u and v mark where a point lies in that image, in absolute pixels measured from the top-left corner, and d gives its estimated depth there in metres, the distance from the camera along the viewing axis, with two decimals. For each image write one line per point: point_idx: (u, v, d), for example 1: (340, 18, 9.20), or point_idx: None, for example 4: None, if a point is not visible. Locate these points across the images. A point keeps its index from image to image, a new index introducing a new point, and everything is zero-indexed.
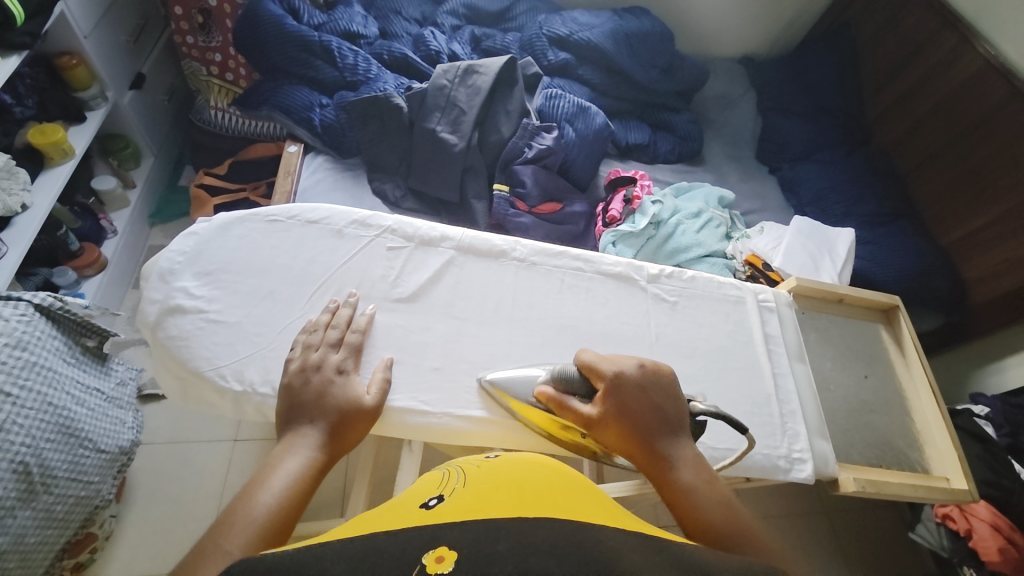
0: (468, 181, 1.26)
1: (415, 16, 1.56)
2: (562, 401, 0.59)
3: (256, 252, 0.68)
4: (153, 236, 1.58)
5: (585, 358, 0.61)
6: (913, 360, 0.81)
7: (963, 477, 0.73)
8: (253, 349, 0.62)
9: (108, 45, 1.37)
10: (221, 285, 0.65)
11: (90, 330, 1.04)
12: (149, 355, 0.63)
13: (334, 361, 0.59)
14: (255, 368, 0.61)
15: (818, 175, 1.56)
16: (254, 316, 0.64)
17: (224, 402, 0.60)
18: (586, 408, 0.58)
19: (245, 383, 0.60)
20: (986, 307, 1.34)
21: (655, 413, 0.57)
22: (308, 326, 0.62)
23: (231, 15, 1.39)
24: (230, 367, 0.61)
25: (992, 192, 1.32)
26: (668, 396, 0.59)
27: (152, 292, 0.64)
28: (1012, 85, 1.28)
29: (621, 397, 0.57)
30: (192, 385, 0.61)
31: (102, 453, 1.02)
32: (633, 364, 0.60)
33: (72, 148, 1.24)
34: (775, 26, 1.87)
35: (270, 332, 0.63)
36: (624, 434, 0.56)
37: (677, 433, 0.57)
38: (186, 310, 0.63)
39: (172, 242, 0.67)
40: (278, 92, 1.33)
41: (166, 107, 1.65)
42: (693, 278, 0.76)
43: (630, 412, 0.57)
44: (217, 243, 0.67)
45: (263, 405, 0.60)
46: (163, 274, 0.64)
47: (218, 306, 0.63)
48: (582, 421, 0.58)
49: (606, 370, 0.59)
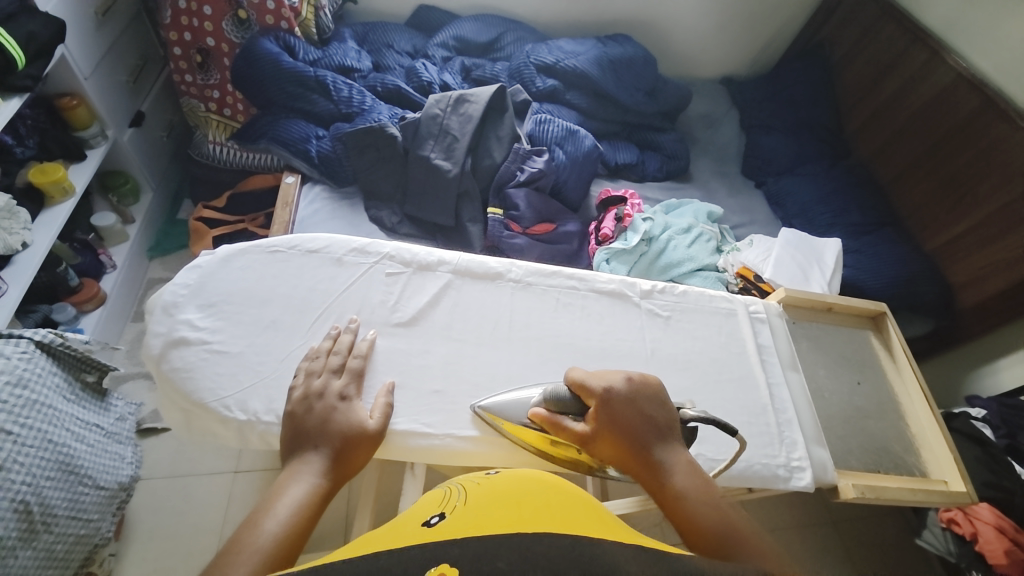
0: (463, 205, 1.29)
1: (407, 49, 1.63)
2: (555, 421, 0.60)
3: (258, 283, 0.69)
4: (152, 269, 1.60)
5: (575, 376, 0.61)
6: (904, 365, 0.82)
7: (961, 479, 0.74)
8: (256, 378, 0.63)
9: (108, 86, 1.41)
10: (224, 316, 0.66)
11: (90, 365, 1.05)
12: (154, 388, 0.64)
13: (336, 387, 0.60)
14: (258, 397, 0.61)
15: (803, 188, 1.60)
16: (257, 345, 0.65)
17: (229, 432, 0.61)
18: (579, 426, 0.59)
19: (249, 412, 0.61)
20: (974, 310, 1.37)
21: (645, 420, 0.58)
22: (310, 354, 0.63)
23: (229, 53, 1.43)
24: (234, 397, 0.61)
25: (971, 198, 1.36)
26: (658, 404, 0.60)
27: (157, 325, 0.65)
28: (984, 96, 1.34)
29: (612, 409, 0.58)
30: (196, 416, 0.62)
31: (101, 490, 1.01)
32: (621, 377, 0.61)
33: (72, 186, 1.27)
34: (753, 48, 1.95)
35: (272, 360, 0.64)
36: (618, 445, 0.57)
37: (667, 439, 0.58)
38: (191, 342, 0.64)
39: (176, 276, 0.68)
40: (275, 126, 1.37)
41: (165, 143, 1.69)
42: (685, 293, 0.78)
43: (621, 423, 0.58)
44: (220, 275, 0.69)
45: (267, 432, 0.60)
46: (167, 307, 0.66)
47: (221, 337, 0.65)
48: (576, 439, 0.59)
49: (595, 387, 0.60)
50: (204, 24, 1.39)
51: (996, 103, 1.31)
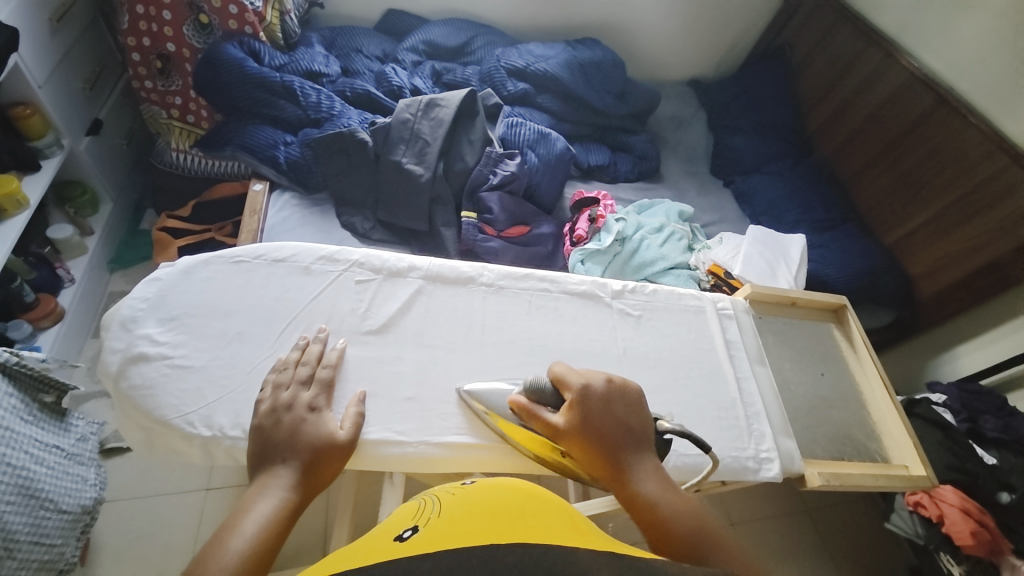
0: (436, 210, 1.28)
1: (376, 54, 1.62)
2: (532, 410, 0.59)
3: (222, 294, 0.67)
4: (113, 282, 1.54)
5: (557, 370, 0.63)
6: (864, 355, 0.85)
7: (921, 463, 0.76)
8: (222, 393, 0.61)
9: (62, 93, 1.35)
10: (186, 330, 0.64)
11: (48, 385, 1.00)
12: (112, 406, 0.61)
13: (305, 399, 0.59)
14: (224, 412, 0.60)
15: (769, 186, 1.66)
16: (222, 358, 0.63)
17: (193, 449, 0.59)
18: (555, 417, 0.59)
19: (214, 427, 0.59)
20: (932, 300, 1.43)
21: (620, 426, 0.58)
22: (277, 365, 0.61)
23: (191, 59, 1.39)
24: (198, 414, 0.59)
25: (926, 193, 1.42)
26: (633, 410, 0.60)
27: (114, 341, 0.62)
28: (935, 95, 1.40)
29: (587, 409, 0.58)
30: (158, 434, 0.59)
31: (64, 514, 0.96)
32: (600, 378, 0.62)
33: (26, 199, 1.21)
34: (718, 51, 2.01)
35: (238, 373, 0.62)
36: (591, 447, 0.57)
37: (640, 446, 0.58)
38: (151, 358, 0.61)
39: (134, 289, 0.66)
40: (241, 132, 1.34)
41: (125, 151, 1.63)
42: (655, 292, 0.79)
43: (597, 424, 0.58)
44: (181, 287, 0.67)
45: (234, 448, 0.58)
46: (125, 322, 0.63)
47: (184, 351, 0.63)
48: (550, 430, 0.58)
49: (575, 382, 0.61)
50: (163, 29, 1.35)
51: (947, 101, 1.37)
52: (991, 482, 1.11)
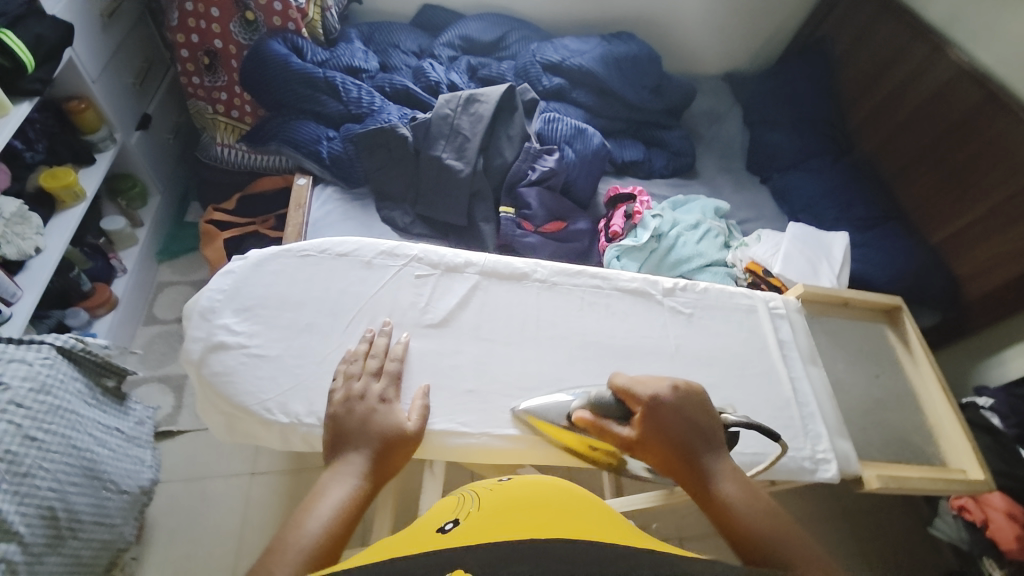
0: (476, 205, 1.30)
1: (413, 49, 1.64)
2: (600, 425, 0.60)
3: (291, 286, 0.69)
4: (161, 272, 1.60)
5: (619, 383, 0.63)
6: (920, 357, 0.80)
7: (980, 468, 0.72)
8: (295, 381, 0.63)
9: (115, 88, 1.40)
10: (259, 320, 0.66)
11: (109, 370, 1.06)
12: (194, 391, 0.64)
13: (376, 390, 0.61)
14: (299, 400, 0.62)
15: (808, 183, 1.63)
16: (294, 348, 0.65)
17: (271, 434, 0.62)
18: (624, 430, 0.60)
19: (291, 414, 0.61)
20: (980, 301, 1.38)
21: (694, 433, 0.59)
22: (347, 357, 0.63)
23: (236, 55, 1.43)
24: (275, 401, 0.62)
25: (974, 191, 1.37)
26: (702, 411, 0.61)
27: (195, 330, 0.65)
28: (986, 90, 1.35)
29: (659, 419, 0.59)
30: (238, 419, 0.62)
31: (124, 494, 1.03)
32: (666, 386, 0.62)
33: (82, 191, 1.26)
34: (756, 44, 1.96)
35: (310, 363, 0.64)
36: (665, 455, 0.58)
37: (716, 451, 0.59)
38: (229, 346, 0.64)
39: (211, 281, 0.68)
40: (285, 127, 1.37)
41: (172, 145, 1.69)
42: (707, 290, 0.77)
43: (668, 431, 0.59)
44: (253, 279, 0.69)
45: (309, 435, 0.61)
46: (205, 313, 0.65)
47: (260, 341, 0.65)
48: (621, 443, 0.60)
49: (641, 394, 0.61)
50: (211, 27, 1.39)
51: (997, 98, 1.32)
52: None
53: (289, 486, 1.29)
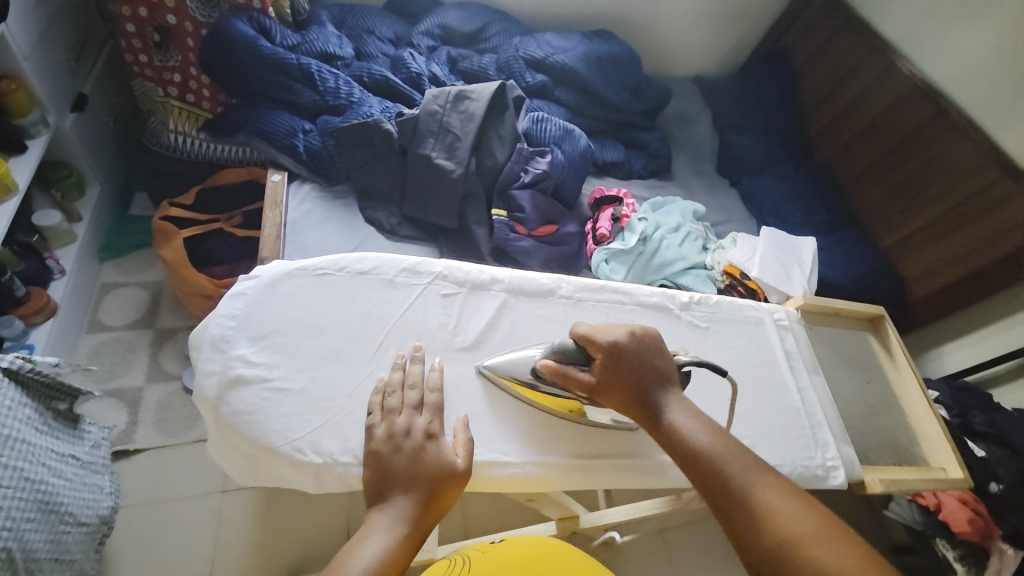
0: (467, 207, 1.26)
1: (389, 36, 1.55)
2: (563, 372, 0.63)
3: (311, 310, 0.64)
4: (104, 272, 1.44)
5: (581, 331, 0.65)
6: (902, 364, 0.87)
7: (958, 466, 0.80)
8: (326, 417, 0.59)
9: (47, 66, 1.23)
10: (280, 349, 0.61)
11: (61, 391, 0.94)
12: (209, 430, 0.59)
13: (421, 425, 0.58)
14: (333, 437, 0.58)
15: (776, 188, 1.72)
16: (320, 379, 0.61)
17: (304, 476, 0.57)
18: (586, 374, 0.63)
19: (325, 454, 0.57)
20: (923, 301, 1.53)
21: (649, 370, 0.64)
22: (381, 387, 0.60)
23: (193, 34, 1.28)
24: (306, 440, 0.58)
25: (922, 200, 1.51)
26: (659, 355, 0.65)
27: (208, 363, 0.59)
28: (936, 106, 1.47)
29: (618, 359, 0.63)
30: (265, 461, 0.58)
31: (83, 527, 0.92)
32: (623, 332, 0.65)
33: (14, 183, 1.11)
34: (725, 49, 2.02)
35: (340, 396, 0.60)
36: (623, 393, 0.62)
37: (666, 387, 0.64)
38: (249, 380, 0.59)
39: (219, 305, 0.62)
40: (256, 117, 1.26)
41: (111, 129, 1.50)
42: (719, 303, 0.79)
43: (624, 371, 0.63)
44: (268, 302, 0.63)
45: (346, 474, 0.57)
46: (217, 342, 0.60)
47: (282, 373, 0.60)
48: (585, 387, 0.63)
49: (602, 339, 0.64)
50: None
51: (945, 114, 1.45)
52: (983, 474, 1.19)
53: (266, 503, 1.21)
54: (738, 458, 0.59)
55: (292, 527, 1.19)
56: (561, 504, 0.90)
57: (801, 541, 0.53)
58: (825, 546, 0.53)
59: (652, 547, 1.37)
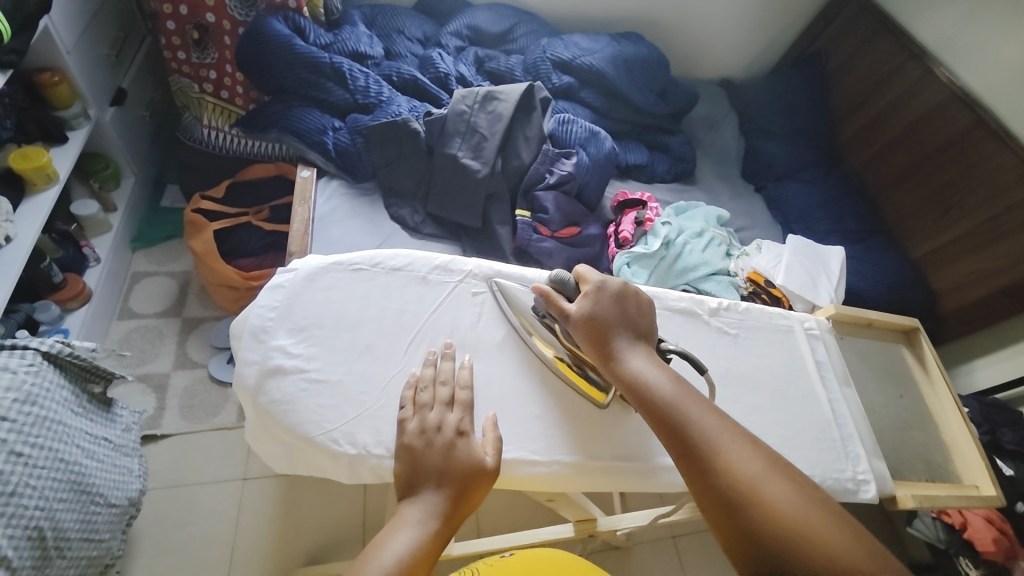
0: (491, 206, 1.26)
1: (418, 36, 1.56)
2: (552, 295, 0.67)
3: (346, 305, 0.65)
4: (135, 262, 1.48)
5: (581, 269, 0.69)
6: (936, 378, 0.85)
7: (991, 483, 0.78)
8: (360, 409, 0.60)
9: (90, 61, 1.27)
10: (317, 342, 0.62)
11: (96, 375, 0.97)
12: (247, 417, 0.61)
13: (452, 421, 0.59)
14: (366, 430, 0.59)
15: (802, 195, 1.69)
16: (355, 373, 0.62)
17: (339, 467, 0.58)
18: (570, 304, 0.66)
19: (358, 445, 0.58)
20: (955, 315, 1.49)
21: (622, 320, 0.65)
22: (413, 382, 0.61)
23: (230, 32, 1.32)
24: (341, 431, 0.58)
25: (957, 210, 1.47)
26: (638, 310, 0.66)
27: (248, 352, 0.61)
28: (976, 114, 1.43)
29: (599, 301, 0.65)
30: (300, 451, 0.59)
31: (113, 508, 0.95)
32: (616, 280, 0.68)
33: (56, 173, 1.15)
34: (754, 53, 2.00)
35: (373, 389, 0.61)
36: (593, 334, 0.64)
37: (636, 339, 0.65)
38: (287, 371, 0.60)
39: (259, 297, 0.64)
40: (287, 114, 1.29)
41: (147, 123, 1.55)
42: (748, 310, 0.78)
43: (601, 314, 0.64)
44: (306, 295, 0.65)
45: (379, 466, 0.58)
46: (257, 332, 0.62)
47: (318, 364, 0.61)
48: (564, 314, 0.66)
49: (594, 279, 0.67)
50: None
51: (985, 122, 1.41)
52: (1012, 494, 1.18)
53: (285, 491, 1.23)
54: (697, 410, 0.59)
55: (309, 517, 1.20)
56: (579, 505, 0.89)
57: (752, 487, 0.54)
58: (778, 495, 0.53)
59: (666, 554, 1.35)
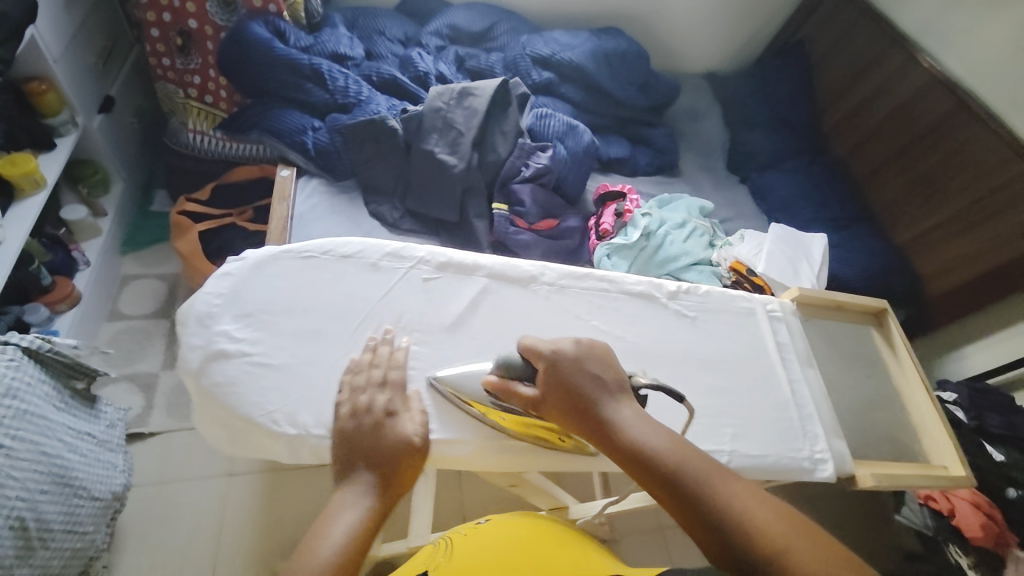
0: (468, 201, 1.27)
1: (399, 37, 1.58)
2: (507, 385, 0.62)
3: (296, 291, 0.67)
4: (125, 265, 1.51)
5: (525, 343, 0.64)
6: (906, 359, 0.84)
7: (961, 464, 0.76)
8: (304, 392, 0.61)
9: (78, 68, 1.31)
10: (263, 326, 0.64)
11: (79, 372, 0.99)
12: (192, 401, 0.61)
13: (382, 403, 0.60)
14: (308, 410, 0.60)
15: (788, 184, 1.67)
16: (301, 356, 0.63)
17: (280, 446, 0.60)
18: (530, 389, 0.62)
19: (299, 425, 0.59)
20: (941, 300, 1.47)
21: (595, 383, 0.61)
22: (351, 367, 0.62)
23: (213, 37, 1.35)
24: (282, 412, 0.60)
25: (941, 195, 1.45)
26: (603, 365, 0.63)
27: (192, 337, 0.62)
28: (956, 97, 1.42)
29: (561, 372, 0.61)
30: (246, 432, 0.60)
31: (96, 501, 0.97)
32: (567, 342, 0.64)
33: (43, 178, 1.18)
34: (739, 45, 1.99)
35: (318, 373, 0.62)
36: (570, 412, 0.60)
37: (616, 401, 0.61)
38: (231, 354, 0.61)
39: (207, 284, 0.65)
40: (266, 115, 1.31)
41: (136, 130, 1.58)
42: (709, 293, 0.78)
43: (570, 387, 0.61)
44: (255, 282, 0.66)
45: (319, 446, 0.59)
46: (202, 318, 0.63)
47: (263, 348, 0.62)
48: (530, 401, 0.61)
49: (545, 350, 0.63)
50: (186, 6, 1.32)
51: (967, 105, 1.40)
52: (998, 478, 1.15)
53: (269, 488, 1.24)
54: (699, 472, 0.56)
55: (293, 513, 1.22)
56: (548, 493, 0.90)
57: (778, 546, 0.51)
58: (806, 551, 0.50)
59: (650, 546, 1.35)
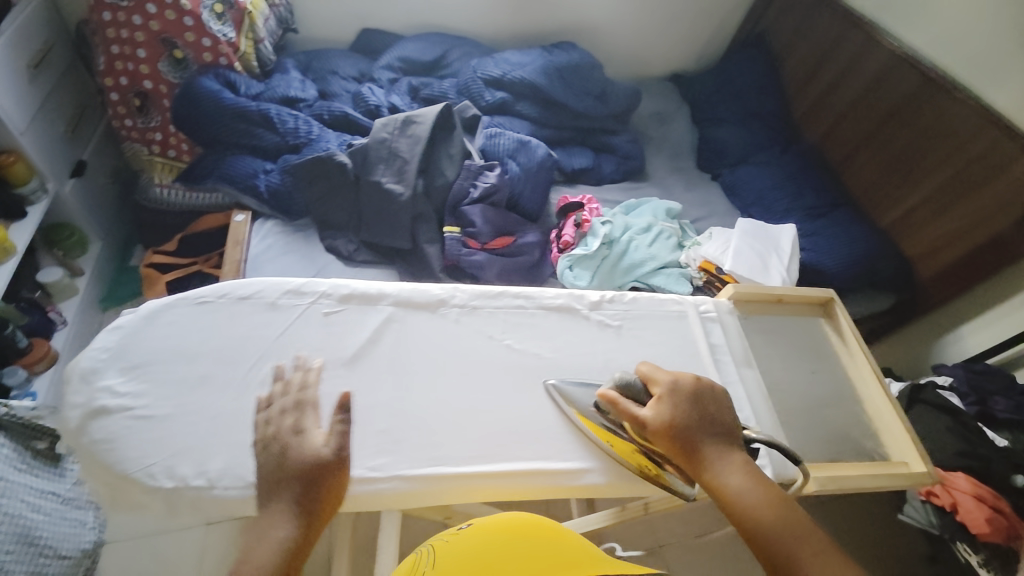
0: (419, 227, 1.28)
1: (353, 74, 1.62)
2: (619, 402, 0.66)
3: (187, 338, 0.70)
4: (106, 321, 1.55)
5: (644, 370, 0.69)
6: (856, 348, 0.82)
7: (921, 458, 0.73)
8: (190, 442, 0.64)
9: (46, 138, 1.37)
10: (146, 379, 0.67)
11: (39, 432, 1.04)
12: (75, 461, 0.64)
13: (290, 424, 0.63)
14: (187, 461, 0.63)
15: (759, 176, 1.63)
16: (185, 406, 0.66)
17: (155, 501, 0.62)
18: (643, 410, 0.65)
19: (177, 477, 0.62)
20: (931, 282, 1.40)
21: (705, 422, 0.64)
22: (262, 401, 0.65)
23: (168, 94, 1.40)
24: (161, 464, 0.62)
25: (918, 173, 1.39)
26: (718, 406, 0.66)
27: (75, 396, 0.65)
28: (920, 73, 1.38)
29: (677, 404, 0.64)
30: (120, 488, 0.62)
31: (64, 559, 0.95)
32: (687, 377, 0.67)
33: (13, 246, 1.23)
34: (699, 43, 1.98)
35: (204, 420, 0.65)
36: (680, 446, 0.63)
37: (727, 445, 0.63)
38: (112, 411, 0.65)
39: (95, 340, 0.68)
40: (221, 164, 1.35)
41: (111, 190, 1.65)
42: (635, 300, 0.81)
43: (683, 424, 0.63)
44: (147, 332, 0.70)
45: (196, 497, 0.61)
46: (86, 375, 0.66)
47: (145, 401, 0.66)
48: (638, 422, 0.64)
49: (662, 380, 0.67)
50: (140, 67, 1.36)
51: (933, 79, 1.35)
52: (1003, 465, 1.07)
53: None
54: (794, 530, 0.57)
55: None
56: None
57: None
58: None
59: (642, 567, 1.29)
